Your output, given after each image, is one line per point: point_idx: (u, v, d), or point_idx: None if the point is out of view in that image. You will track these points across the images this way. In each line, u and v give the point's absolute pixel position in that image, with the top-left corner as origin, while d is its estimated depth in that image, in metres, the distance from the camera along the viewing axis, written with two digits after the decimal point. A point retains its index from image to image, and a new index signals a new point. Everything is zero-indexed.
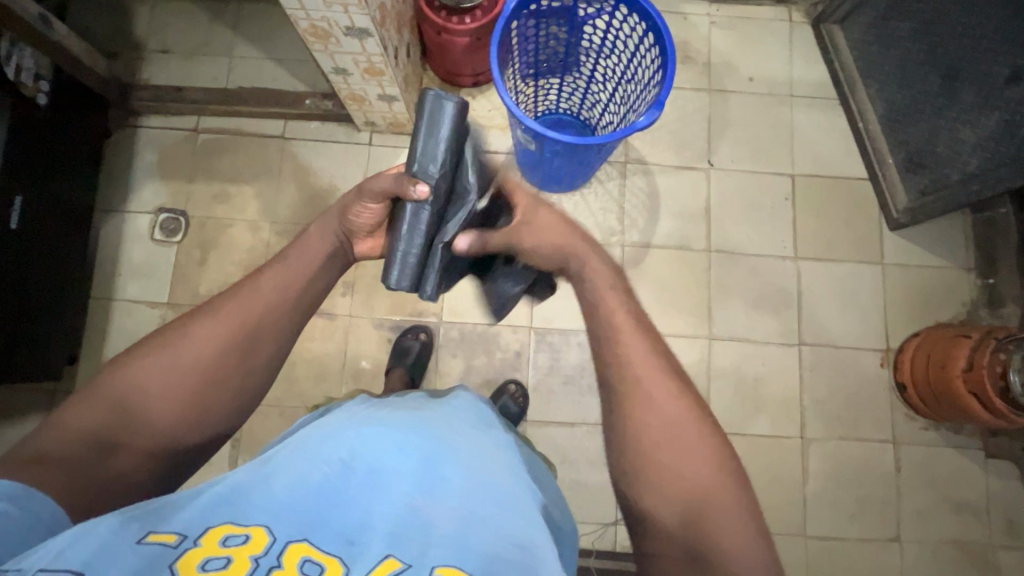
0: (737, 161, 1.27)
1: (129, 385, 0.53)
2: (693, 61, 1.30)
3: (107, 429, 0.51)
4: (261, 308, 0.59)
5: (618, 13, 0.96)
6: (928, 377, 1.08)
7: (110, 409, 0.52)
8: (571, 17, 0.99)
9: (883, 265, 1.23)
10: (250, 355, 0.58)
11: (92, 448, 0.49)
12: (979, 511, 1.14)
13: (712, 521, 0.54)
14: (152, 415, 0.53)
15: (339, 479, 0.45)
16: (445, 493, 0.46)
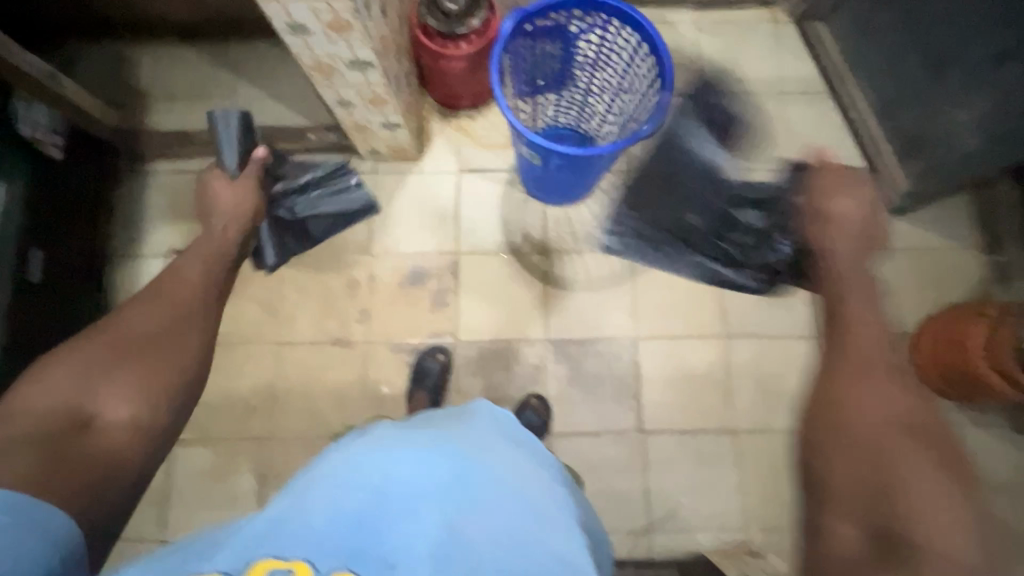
0: (737, 160, 1.29)
1: (39, 395, 0.66)
2: (684, 66, 1.33)
3: (51, 428, 0.63)
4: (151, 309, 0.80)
5: (610, 28, 0.99)
6: (946, 358, 1.08)
7: (32, 414, 0.64)
8: (564, 35, 1.02)
9: (891, 250, 1.24)
10: (178, 342, 0.78)
11: (55, 434, 0.63)
12: (1014, 489, 1.13)
13: None
14: (114, 395, 0.69)
15: (374, 504, 0.44)
16: (483, 512, 0.45)
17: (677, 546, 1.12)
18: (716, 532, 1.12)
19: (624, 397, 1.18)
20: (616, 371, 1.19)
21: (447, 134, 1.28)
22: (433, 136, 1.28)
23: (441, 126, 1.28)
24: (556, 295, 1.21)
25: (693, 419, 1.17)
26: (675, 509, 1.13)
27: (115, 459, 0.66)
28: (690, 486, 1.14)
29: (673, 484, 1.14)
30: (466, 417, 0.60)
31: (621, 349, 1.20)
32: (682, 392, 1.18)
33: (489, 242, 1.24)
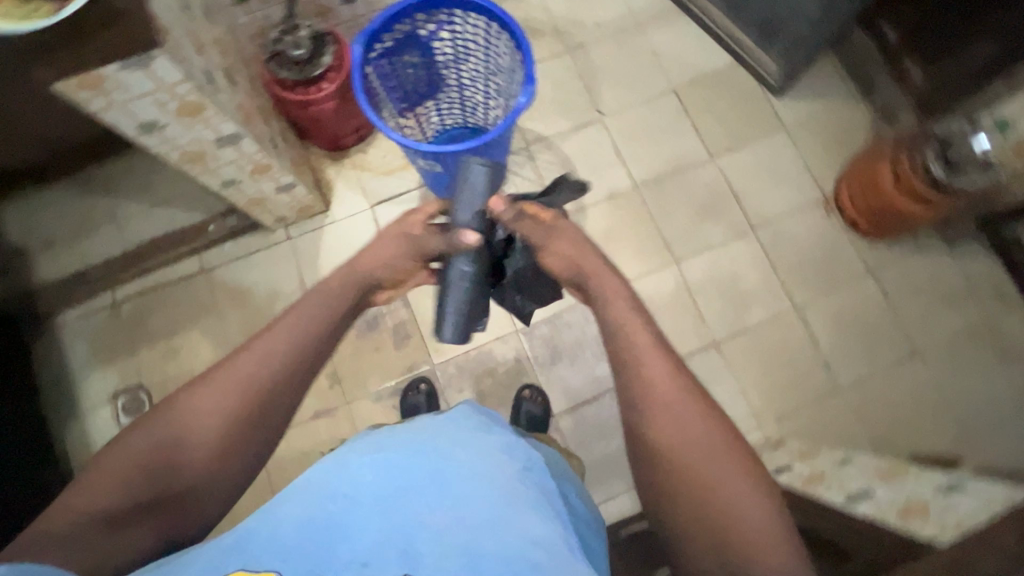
0: (622, 98, 1.32)
1: (116, 470, 0.52)
2: (542, 32, 1.35)
3: (117, 510, 0.51)
4: (245, 382, 0.58)
5: (456, 22, 1.00)
6: (869, 204, 1.16)
7: (101, 492, 0.51)
8: (416, 41, 1.02)
9: (787, 128, 1.31)
10: (249, 433, 0.58)
11: (109, 517, 0.50)
12: (967, 294, 1.22)
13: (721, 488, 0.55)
14: (165, 486, 0.54)
15: (344, 511, 0.46)
16: (460, 505, 0.46)
17: None
18: None
19: None
20: (591, 333, 1.21)
21: (346, 176, 1.26)
22: (333, 183, 1.26)
23: (338, 171, 1.26)
24: None
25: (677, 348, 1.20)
26: None
27: (153, 545, 0.53)
28: None
29: None
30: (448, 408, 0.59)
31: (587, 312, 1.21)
32: (657, 328, 1.21)
33: None
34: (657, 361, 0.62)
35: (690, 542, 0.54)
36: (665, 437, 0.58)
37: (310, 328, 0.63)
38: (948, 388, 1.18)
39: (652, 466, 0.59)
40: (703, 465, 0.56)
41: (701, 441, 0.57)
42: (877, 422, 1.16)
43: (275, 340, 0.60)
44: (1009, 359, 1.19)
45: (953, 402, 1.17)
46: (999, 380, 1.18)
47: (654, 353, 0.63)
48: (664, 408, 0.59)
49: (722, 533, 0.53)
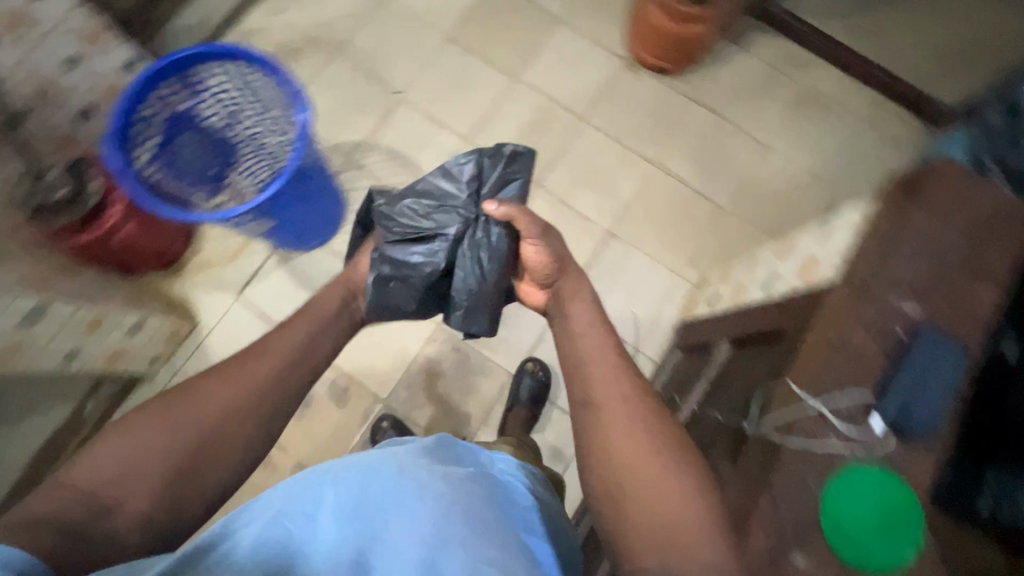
0: (409, 69, 1.31)
1: (91, 468, 0.54)
2: (300, 49, 1.30)
3: (94, 502, 0.52)
4: (215, 406, 0.60)
5: (209, 82, 0.95)
6: (661, 47, 1.25)
7: (76, 486, 0.52)
8: (180, 116, 0.96)
9: (562, 19, 1.35)
10: (224, 448, 0.59)
11: (86, 509, 0.51)
12: (774, 76, 1.34)
13: (663, 480, 0.56)
14: (138, 486, 0.54)
15: (306, 530, 0.50)
16: (413, 522, 0.51)
17: (662, 338, 1.21)
18: (671, 301, 1.23)
19: None
20: None
21: (195, 283, 1.18)
22: (186, 297, 1.17)
23: (183, 283, 1.17)
24: None
25: (581, 256, 1.24)
26: (635, 319, 1.22)
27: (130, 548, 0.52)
28: (627, 295, 1.23)
29: (617, 307, 1.22)
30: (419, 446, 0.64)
31: None
32: None
33: None
34: (607, 382, 0.64)
35: (631, 546, 0.54)
36: (608, 442, 0.59)
37: (284, 371, 0.66)
38: (799, 160, 1.31)
39: (607, 466, 0.58)
40: (647, 468, 0.56)
41: (651, 451, 0.58)
42: (765, 219, 1.27)
43: (254, 367, 0.64)
44: (831, 111, 1.33)
45: (809, 168, 1.31)
46: (831, 129, 1.32)
47: (611, 366, 0.65)
48: (616, 417, 0.61)
49: (663, 534, 0.53)
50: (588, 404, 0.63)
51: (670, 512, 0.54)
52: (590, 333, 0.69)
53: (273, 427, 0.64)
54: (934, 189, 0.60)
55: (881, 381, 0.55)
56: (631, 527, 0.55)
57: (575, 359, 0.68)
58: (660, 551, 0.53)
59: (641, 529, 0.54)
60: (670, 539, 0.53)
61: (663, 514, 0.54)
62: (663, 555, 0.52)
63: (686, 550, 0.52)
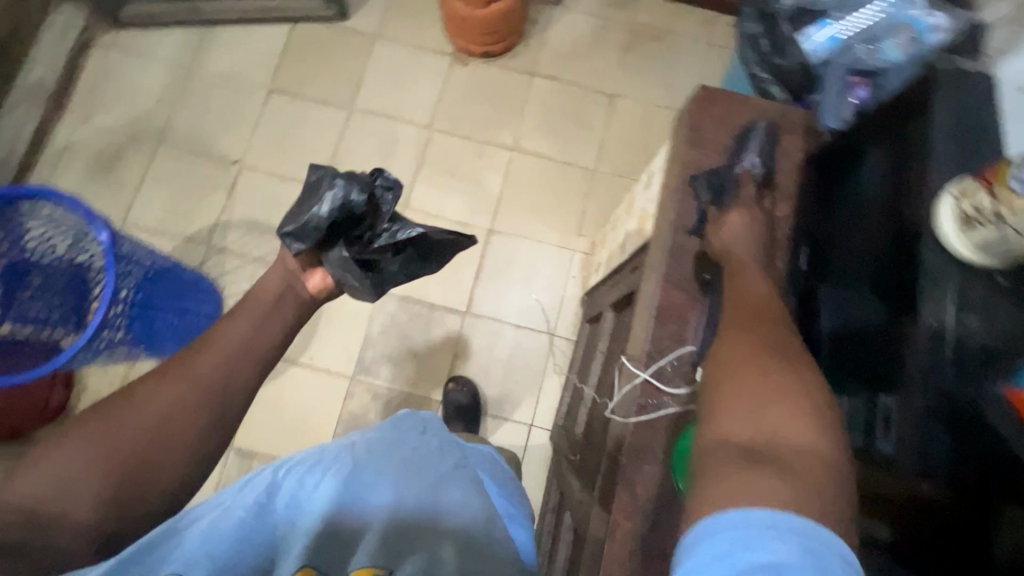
0: (240, 134, 1.26)
1: (26, 477, 0.43)
2: (122, 149, 1.23)
3: (32, 517, 0.42)
4: (159, 411, 0.49)
5: (27, 226, 0.90)
6: (476, 33, 1.23)
7: (8, 505, 0.42)
8: (16, 264, 0.92)
9: (377, 34, 1.32)
10: (179, 451, 0.48)
11: (21, 532, 0.42)
12: (601, 25, 1.34)
13: (794, 368, 0.42)
14: (83, 495, 0.44)
15: (262, 519, 0.49)
16: (370, 501, 0.52)
17: (572, 314, 1.21)
18: (569, 276, 1.22)
19: (432, 318, 1.19)
20: (405, 318, 1.19)
21: None
22: None
23: None
24: (311, 356, 1.17)
25: (470, 260, 1.22)
26: (542, 304, 1.21)
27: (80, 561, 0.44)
28: (526, 284, 1.21)
29: (520, 298, 1.21)
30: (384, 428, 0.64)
31: (385, 308, 1.19)
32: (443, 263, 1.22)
33: None
34: (763, 299, 0.47)
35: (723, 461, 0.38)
36: (733, 352, 0.44)
37: (244, 356, 0.56)
38: (649, 98, 1.31)
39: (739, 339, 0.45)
40: (784, 362, 0.42)
41: (787, 365, 0.42)
42: (635, 166, 1.27)
43: (207, 363, 0.53)
44: (663, 40, 1.34)
45: (661, 103, 1.31)
46: (669, 58, 1.33)
47: (758, 272, 0.50)
48: (764, 314, 0.46)
49: (776, 453, 0.37)
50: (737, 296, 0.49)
51: (795, 402, 0.40)
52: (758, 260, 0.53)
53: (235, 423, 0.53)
54: (717, 113, 0.60)
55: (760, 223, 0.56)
56: (735, 402, 0.41)
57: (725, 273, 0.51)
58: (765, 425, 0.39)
59: (749, 401, 0.40)
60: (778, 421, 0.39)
61: (781, 395, 0.40)
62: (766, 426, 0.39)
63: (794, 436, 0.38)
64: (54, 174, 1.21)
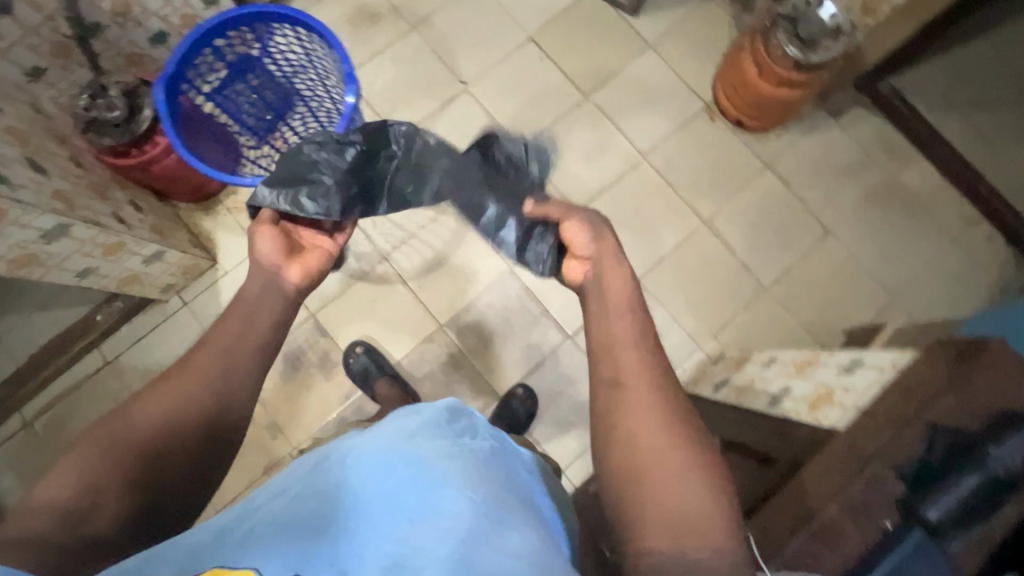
0: (481, 62, 1.27)
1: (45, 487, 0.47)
2: (380, 15, 1.27)
3: (61, 511, 0.46)
4: (178, 411, 0.53)
5: (278, 39, 0.94)
6: (744, 99, 1.15)
7: (43, 501, 0.46)
8: (250, 62, 0.97)
9: (651, 45, 1.27)
10: (192, 445, 0.53)
11: (57, 524, 0.45)
12: (861, 161, 1.24)
13: (681, 472, 0.48)
14: (109, 487, 0.48)
15: (331, 518, 0.47)
16: (436, 519, 0.46)
17: None
18: (682, 367, 1.16)
19: (537, 322, 1.18)
20: (516, 307, 1.19)
21: (224, 224, 1.20)
22: (213, 235, 1.19)
23: (213, 220, 1.20)
24: (421, 286, 1.19)
25: None
26: None
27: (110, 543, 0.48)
28: None
29: None
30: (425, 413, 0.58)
31: (505, 287, 1.19)
32: None
33: (333, 285, 1.18)
34: (642, 370, 0.54)
35: (637, 528, 0.47)
36: (630, 440, 0.51)
37: (253, 337, 0.58)
38: (863, 256, 1.21)
39: (627, 438, 0.51)
40: (675, 458, 0.49)
41: (671, 426, 0.51)
42: (808, 309, 1.19)
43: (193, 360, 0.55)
44: (912, 211, 1.22)
45: (872, 268, 1.20)
46: (908, 231, 1.21)
47: (643, 350, 0.56)
48: (645, 403, 0.52)
49: (682, 525, 0.46)
50: (611, 384, 0.54)
51: (691, 506, 0.47)
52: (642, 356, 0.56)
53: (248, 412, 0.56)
54: (982, 388, 0.58)
55: (960, 507, 0.49)
56: (642, 504, 0.48)
57: (598, 340, 0.57)
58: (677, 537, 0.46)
59: (650, 514, 0.47)
60: (687, 532, 0.46)
61: (677, 504, 0.47)
62: (676, 538, 0.46)
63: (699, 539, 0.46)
64: (317, 3, 1.27)
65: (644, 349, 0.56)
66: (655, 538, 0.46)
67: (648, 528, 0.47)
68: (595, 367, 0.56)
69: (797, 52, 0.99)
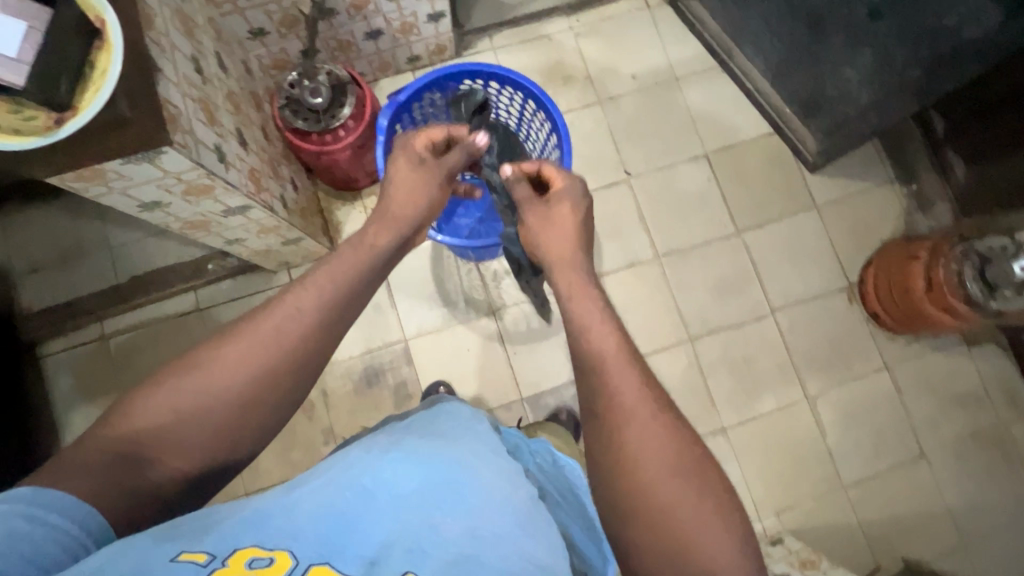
0: (651, 160, 1.26)
1: (113, 426, 0.48)
2: (574, 78, 1.28)
3: (123, 452, 0.47)
4: (242, 373, 0.52)
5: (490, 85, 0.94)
6: (894, 303, 1.12)
7: (111, 435, 0.48)
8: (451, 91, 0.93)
9: (817, 207, 1.26)
10: (261, 409, 0.53)
11: (118, 464, 0.47)
12: (980, 398, 1.20)
13: (682, 511, 0.48)
14: (179, 438, 0.49)
15: (362, 505, 0.46)
16: (466, 514, 0.46)
17: None
18: None
19: None
20: None
21: (355, 219, 1.18)
22: (342, 226, 1.18)
23: (347, 212, 1.19)
24: (516, 352, 1.17)
25: None
26: None
27: (172, 496, 0.50)
28: None
29: None
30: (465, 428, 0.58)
31: None
32: None
33: (434, 318, 1.17)
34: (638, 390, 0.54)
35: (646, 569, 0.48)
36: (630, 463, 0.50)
37: (330, 307, 0.57)
38: (949, 492, 1.17)
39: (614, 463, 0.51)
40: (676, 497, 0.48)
41: (665, 455, 0.50)
42: (877, 523, 1.15)
43: (261, 325, 0.54)
44: (1011, 466, 1.18)
45: (953, 507, 1.17)
46: (1002, 486, 1.17)
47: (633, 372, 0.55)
48: (630, 422, 0.52)
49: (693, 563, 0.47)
50: (593, 414, 0.55)
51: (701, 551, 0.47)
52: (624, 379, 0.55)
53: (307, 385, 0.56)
54: None
55: None
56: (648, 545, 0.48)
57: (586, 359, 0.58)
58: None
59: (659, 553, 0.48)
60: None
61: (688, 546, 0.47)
62: None
63: None
64: (519, 44, 1.27)
65: (627, 374, 0.55)
66: None
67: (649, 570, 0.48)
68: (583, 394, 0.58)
69: (976, 289, 0.99)
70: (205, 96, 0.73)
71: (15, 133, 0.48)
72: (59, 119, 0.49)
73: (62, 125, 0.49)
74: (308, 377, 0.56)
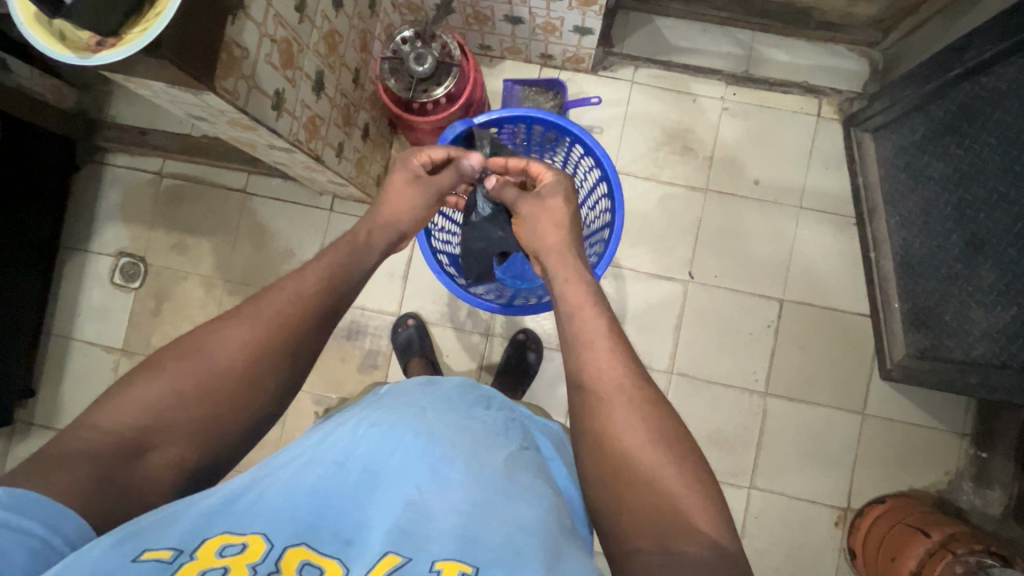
0: (721, 276, 1.14)
1: (97, 421, 0.44)
2: (693, 152, 1.15)
3: (124, 442, 0.44)
4: (239, 347, 0.50)
5: (573, 150, 0.96)
6: (877, 559, 0.98)
7: (106, 427, 0.44)
8: (545, 134, 0.95)
9: (863, 414, 1.11)
10: (264, 384, 0.51)
11: (114, 454, 0.43)
12: None
13: (652, 474, 0.50)
14: (177, 422, 0.47)
15: (337, 481, 0.44)
16: (449, 490, 0.44)
17: None
18: None
19: None
20: None
21: None
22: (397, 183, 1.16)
23: None
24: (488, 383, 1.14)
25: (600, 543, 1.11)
26: None
27: (164, 496, 0.45)
28: None
29: None
30: (436, 398, 0.58)
31: None
32: None
33: (433, 310, 1.16)
34: (613, 363, 0.57)
35: (621, 531, 0.48)
36: (613, 422, 0.53)
37: (338, 269, 0.60)
38: None
39: (598, 429, 0.54)
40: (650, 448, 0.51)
41: (643, 426, 0.53)
42: None
43: (249, 302, 0.54)
44: None
45: None
46: None
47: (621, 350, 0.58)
48: (616, 399, 0.55)
49: (658, 518, 0.47)
50: (580, 389, 0.57)
51: (671, 507, 0.48)
52: (609, 357, 0.58)
53: (305, 365, 0.54)
54: None
55: None
56: (619, 503, 0.50)
57: (576, 353, 0.59)
58: (652, 538, 0.47)
59: (632, 514, 0.49)
60: (666, 530, 0.47)
61: (659, 506, 0.48)
62: (656, 539, 0.46)
63: (683, 539, 0.46)
64: (659, 90, 1.15)
65: (619, 354, 0.58)
66: (637, 543, 0.47)
67: (623, 526, 0.49)
68: (575, 365, 0.59)
69: None
70: (294, 36, 0.70)
71: (61, 39, 0.50)
72: (100, 45, 0.50)
73: (99, 52, 0.50)
74: (308, 352, 0.54)
